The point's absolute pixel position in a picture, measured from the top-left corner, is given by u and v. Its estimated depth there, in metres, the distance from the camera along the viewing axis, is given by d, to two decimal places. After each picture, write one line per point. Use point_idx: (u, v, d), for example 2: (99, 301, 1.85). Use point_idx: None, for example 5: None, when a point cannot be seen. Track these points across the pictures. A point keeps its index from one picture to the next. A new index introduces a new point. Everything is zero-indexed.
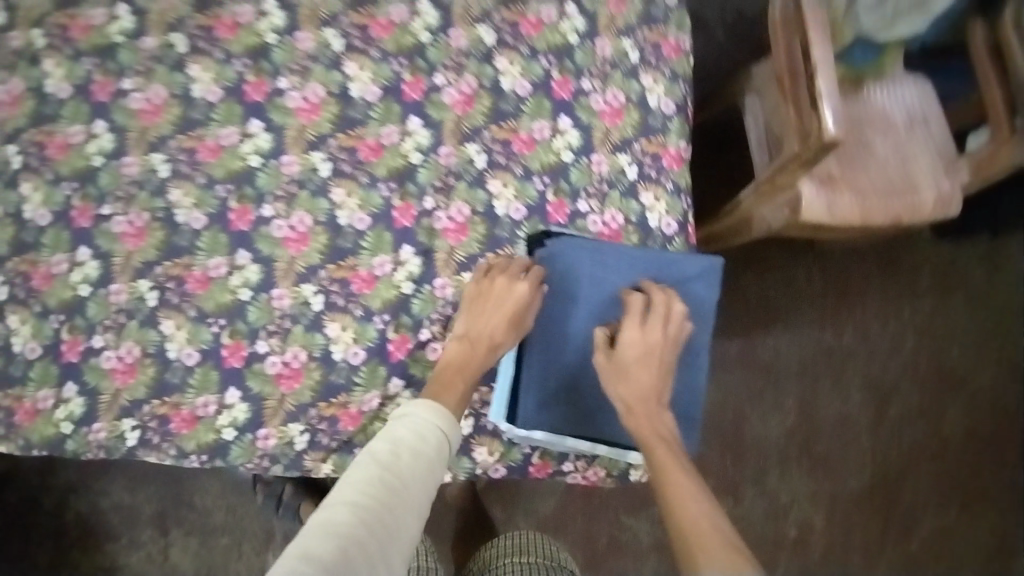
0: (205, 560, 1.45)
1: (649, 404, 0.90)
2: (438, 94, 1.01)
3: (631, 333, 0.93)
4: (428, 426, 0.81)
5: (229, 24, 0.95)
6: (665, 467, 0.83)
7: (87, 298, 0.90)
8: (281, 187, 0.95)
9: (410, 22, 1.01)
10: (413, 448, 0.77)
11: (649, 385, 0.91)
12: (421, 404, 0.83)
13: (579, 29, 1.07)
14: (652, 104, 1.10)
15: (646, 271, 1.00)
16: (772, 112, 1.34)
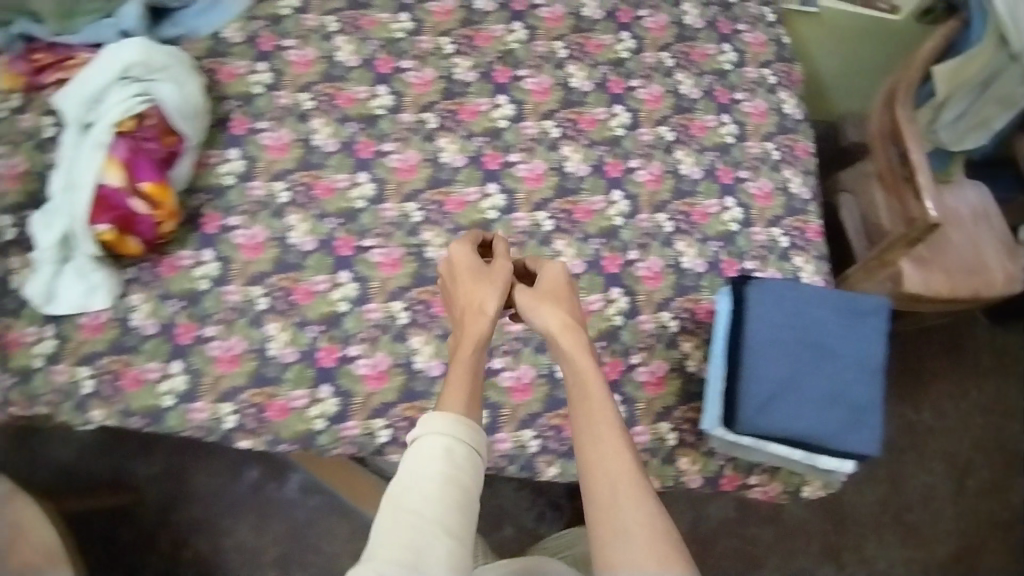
0: (188, 523, 1.52)
1: (567, 342, 0.86)
2: (385, 158, 1.15)
3: (529, 295, 0.92)
4: (431, 444, 0.70)
5: (232, 73, 1.18)
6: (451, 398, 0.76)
7: (45, 232, 1.04)
8: (246, 203, 1.10)
9: (369, 99, 1.18)
10: (417, 471, 0.69)
11: (561, 332, 0.87)
12: (435, 411, 0.74)
13: (624, 123, 1.26)
14: (684, 173, 1.25)
15: (830, 307, 1.10)
16: (872, 209, 1.59)
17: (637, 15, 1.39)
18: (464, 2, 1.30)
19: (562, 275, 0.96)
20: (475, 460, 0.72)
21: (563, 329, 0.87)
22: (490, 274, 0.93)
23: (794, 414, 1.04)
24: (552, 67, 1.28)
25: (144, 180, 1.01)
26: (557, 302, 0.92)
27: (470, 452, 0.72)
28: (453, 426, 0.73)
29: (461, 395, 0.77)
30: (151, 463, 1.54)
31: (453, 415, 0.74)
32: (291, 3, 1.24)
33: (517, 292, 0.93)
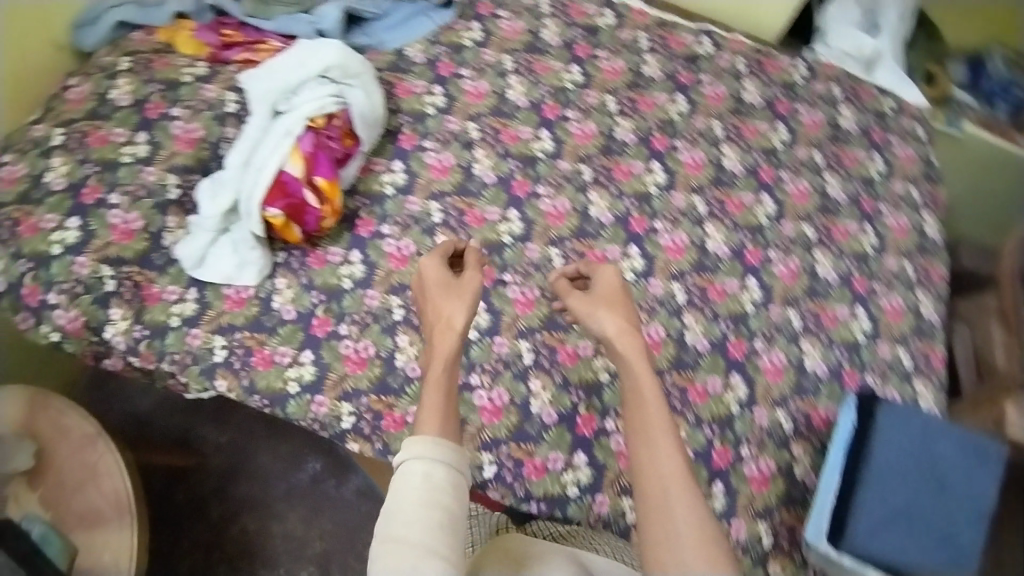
0: (244, 499, 1.47)
1: (627, 350, 0.87)
2: (537, 201, 1.18)
3: (586, 304, 0.93)
4: (409, 473, 0.78)
5: (407, 90, 1.22)
6: (426, 425, 0.82)
7: (212, 199, 1.08)
8: (401, 216, 1.14)
9: (531, 141, 1.22)
10: (400, 502, 0.76)
11: (617, 335, 0.88)
12: (410, 442, 0.81)
13: (769, 214, 1.25)
14: (821, 274, 1.23)
15: (947, 447, 1.04)
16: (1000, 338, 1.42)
17: (795, 107, 1.35)
18: (632, 65, 1.30)
19: (614, 279, 0.98)
20: (453, 474, 0.80)
21: (621, 338, 0.88)
22: (456, 288, 0.95)
23: (896, 543, 1.00)
24: (707, 145, 1.27)
25: (321, 175, 1.05)
26: (608, 309, 0.92)
27: (443, 471, 0.79)
28: (430, 453, 0.80)
29: (434, 421, 0.83)
30: (222, 433, 1.52)
31: (429, 443, 0.81)
32: (474, 35, 1.28)
33: (573, 300, 0.94)
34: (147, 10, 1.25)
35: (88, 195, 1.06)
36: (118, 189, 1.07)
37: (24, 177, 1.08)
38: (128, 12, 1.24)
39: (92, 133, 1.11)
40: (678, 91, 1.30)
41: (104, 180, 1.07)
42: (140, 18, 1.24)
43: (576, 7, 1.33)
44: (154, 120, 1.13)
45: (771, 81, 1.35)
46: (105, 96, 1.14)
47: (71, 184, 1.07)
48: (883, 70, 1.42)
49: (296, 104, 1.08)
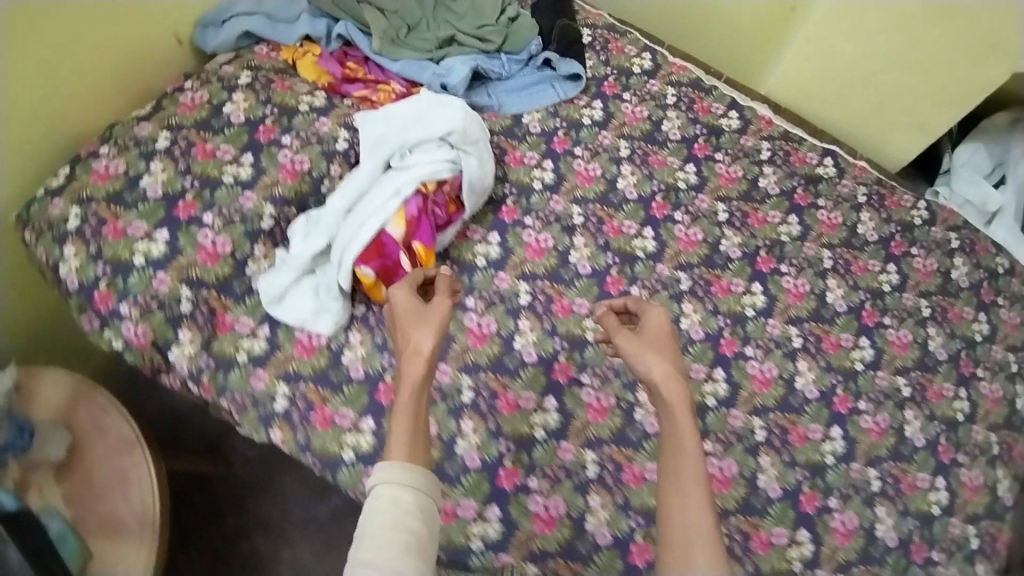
0: (261, 517, 1.40)
1: (671, 397, 0.84)
2: None
3: (635, 345, 0.90)
4: (380, 494, 0.71)
5: (517, 159, 1.19)
6: (395, 443, 0.76)
7: (299, 232, 1.05)
8: (488, 291, 1.10)
9: (634, 237, 1.17)
10: (370, 525, 0.69)
11: (663, 382, 0.85)
12: (381, 466, 0.74)
13: (865, 359, 1.17)
14: (908, 435, 1.14)
15: None
16: None
17: (911, 250, 1.27)
18: (750, 175, 1.25)
19: (664, 324, 0.95)
20: (424, 500, 0.73)
21: (666, 382, 0.85)
22: (429, 311, 0.88)
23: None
24: (813, 274, 1.20)
25: (419, 241, 1.01)
26: (652, 355, 0.88)
27: (417, 494, 0.73)
28: (403, 474, 0.73)
29: (404, 436, 0.76)
30: (253, 446, 1.46)
31: (397, 465, 0.73)
32: (594, 114, 1.25)
33: (622, 340, 0.91)
34: (276, 25, 1.23)
35: (183, 209, 1.04)
36: (213, 210, 1.04)
37: (120, 176, 1.04)
38: (255, 24, 1.22)
39: (199, 145, 1.08)
40: (792, 212, 1.24)
41: (201, 197, 1.05)
42: (266, 32, 1.22)
43: (702, 103, 1.29)
44: (263, 143, 1.10)
45: (890, 218, 1.28)
46: (218, 108, 1.11)
47: (167, 194, 1.04)
48: (1006, 225, 1.31)
49: (408, 164, 1.03)
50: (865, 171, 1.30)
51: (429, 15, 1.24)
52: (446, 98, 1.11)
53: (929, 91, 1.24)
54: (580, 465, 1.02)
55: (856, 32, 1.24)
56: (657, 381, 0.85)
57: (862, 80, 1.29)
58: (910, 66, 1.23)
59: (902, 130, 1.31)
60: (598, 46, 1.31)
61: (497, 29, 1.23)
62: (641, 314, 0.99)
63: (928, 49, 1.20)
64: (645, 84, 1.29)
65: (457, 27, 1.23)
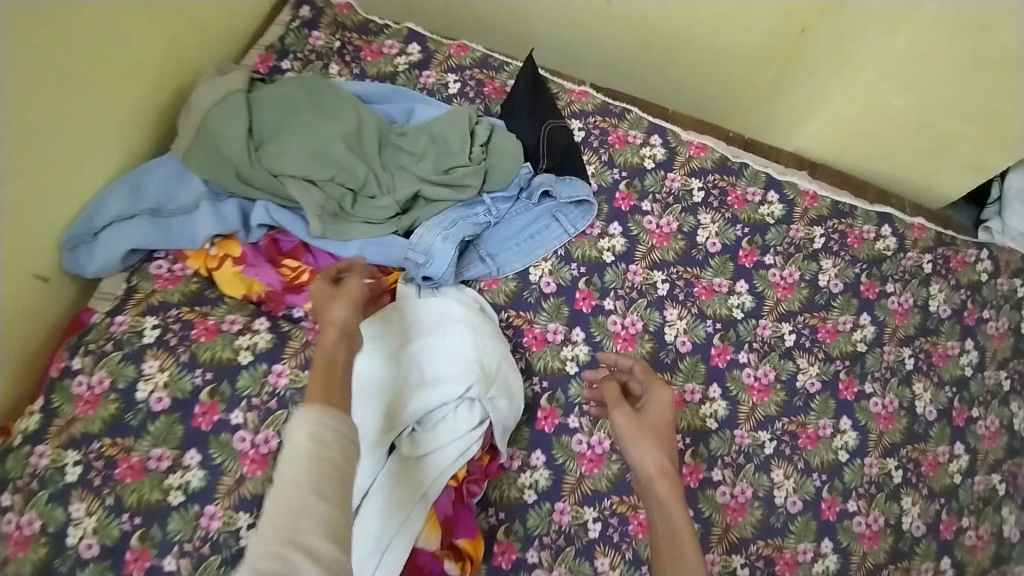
0: None
1: (663, 493, 0.71)
2: (712, 490, 0.92)
3: (630, 424, 0.76)
4: (299, 436, 0.54)
5: (540, 338, 0.93)
6: (313, 391, 0.59)
7: None
8: (549, 533, 0.86)
9: (701, 405, 0.95)
10: (284, 481, 0.52)
11: (653, 477, 0.72)
12: (297, 412, 0.56)
13: (963, 468, 1.01)
14: (1006, 535, 1.01)
15: None
16: None
17: (983, 315, 1.09)
18: (809, 274, 1.03)
19: (667, 409, 0.79)
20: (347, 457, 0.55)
21: (655, 470, 0.73)
22: (347, 288, 0.72)
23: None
24: (898, 383, 1.02)
25: (461, 535, 0.75)
26: (648, 443, 0.74)
27: (344, 444, 0.55)
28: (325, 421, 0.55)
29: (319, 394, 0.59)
30: None
31: (309, 408, 0.56)
32: (615, 244, 0.99)
33: (618, 417, 0.77)
34: (169, 224, 0.87)
35: (134, 563, 0.74)
36: (173, 551, 0.75)
37: (37, 542, 0.73)
38: (141, 234, 0.85)
39: (124, 460, 0.77)
40: (863, 310, 1.04)
41: (152, 536, 0.75)
42: (159, 241, 0.86)
43: (736, 192, 1.05)
44: (208, 432, 0.80)
45: (959, 283, 1.09)
46: (131, 394, 0.79)
47: (105, 548, 0.74)
48: None
49: (426, 443, 0.76)
50: (924, 228, 1.10)
51: (374, 162, 0.91)
52: (441, 307, 0.84)
53: (981, 138, 1.03)
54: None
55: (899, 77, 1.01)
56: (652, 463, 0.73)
57: (907, 125, 1.06)
58: (959, 111, 1.02)
59: (953, 172, 1.10)
60: (595, 141, 1.03)
61: (473, 168, 0.92)
62: (646, 387, 0.83)
63: (990, 96, 0.98)
64: (663, 181, 1.03)
65: (415, 172, 0.92)
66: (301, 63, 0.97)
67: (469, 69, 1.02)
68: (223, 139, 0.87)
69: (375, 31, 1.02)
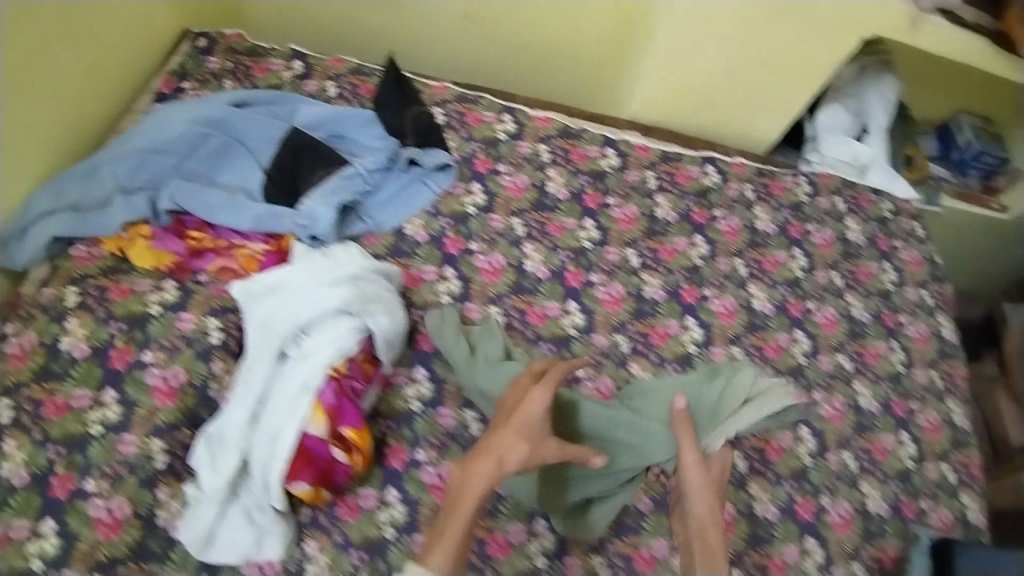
0: None
1: (711, 538, 0.82)
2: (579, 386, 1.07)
3: (697, 478, 0.85)
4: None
5: (415, 278, 1.09)
6: (437, 551, 0.76)
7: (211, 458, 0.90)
8: (435, 435, 1.01)
9: (561, 318, 1.11)
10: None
11: (706, 526, 0.83)
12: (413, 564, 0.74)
13: (805, 351, 1.21)
14: (864, 406, 1.22)
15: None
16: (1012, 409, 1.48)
17: (807, 228, 1.31)
18: (646, 210, 1.23)
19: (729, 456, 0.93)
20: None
21: (708, 517, 0.84)
22: (541, 445, 0.85)
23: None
24: (734, 287, 1.21)
25: (346, 424, 0.90)
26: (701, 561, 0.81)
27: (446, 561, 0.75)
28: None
29: (446, 551, 0.76)
30: None
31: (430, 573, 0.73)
32: (477, 200, 1.16)
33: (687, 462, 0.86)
34: (86, 216, 1.05)
35: (59, 487, 0.87)
36: (93, 473, 0.89)
37: None
38: (64, 227, 1.03)
39: (49, 401, 0.91)
40: (696, 234, 1.23)
41: (75, 463, 0.89)
42: (80, 232, 1.04)
43: (577, 151, 1.25)
44: (122, 370, 0.94)
45: (780, 205, 1.32)
46: (55, 348, 0.95)
47: (35, 476, 0.88)
48: (880, 170, 1.40)
49: (308, 349, 0.90)
50: (744, 165, 1.33)
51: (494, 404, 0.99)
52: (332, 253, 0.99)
53: (776, 79, 1.28)
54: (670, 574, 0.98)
55: (702, 44, 1.25)
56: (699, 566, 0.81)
57: (711, 80, 1.30)
58: (749, 62, 1.26)
59: (757, 116, 1.35)
60: (454, 123, 1.22)
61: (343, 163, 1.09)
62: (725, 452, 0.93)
63: (775, 45, 1.22)
64: (515, 149, 1.22)
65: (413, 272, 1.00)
66: (199, 83, 1.19)
67: (346, 76, 1.23)
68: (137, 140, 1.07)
69: (263, 53, 1.24)
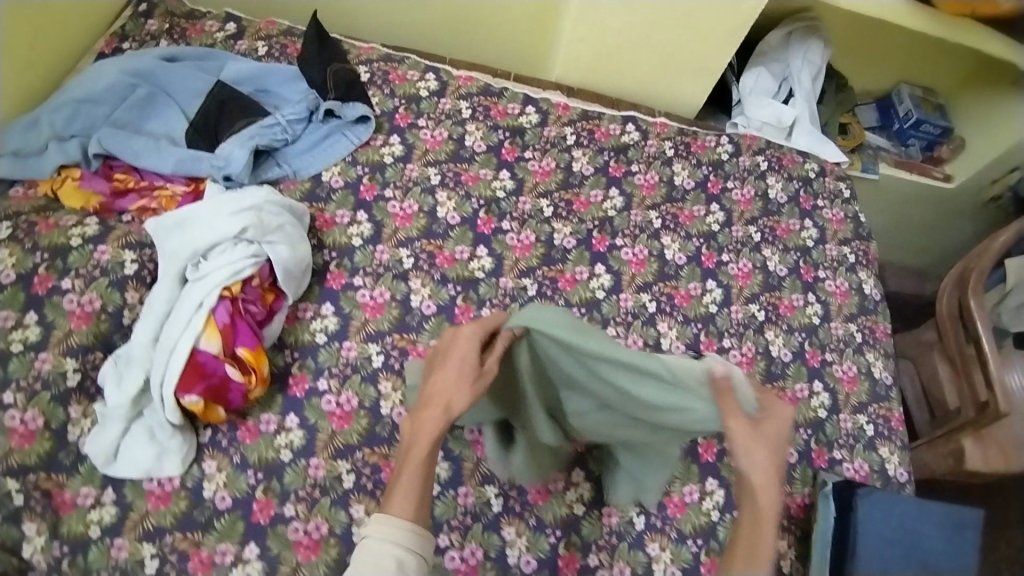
0: None
1: (762, 501, 0.77)
2: None
3: (746, 439, 0.77)
4: (381, 555, 0.72)
5: (328, 221, 1.14)
6: (400, 502, 0.77)
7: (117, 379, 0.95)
8: (337, 365, 1.05)
9: (469, 261, 1.15)
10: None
11: (759, 486, 0.77)
12: (378, 517, 0.76)
13: (717, 300, 1.23)
14: (776, 355, 1.22)
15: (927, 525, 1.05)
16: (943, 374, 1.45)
17: (727, 185, 1.34)
18: (563, 163, 1.28)
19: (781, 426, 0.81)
20: (421, 537, 0.76)
21: (764, 479, 0.77)
22: (478, 375, 0.80)
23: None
24: (647, 238, 1.25)
25: (241, 345, 0.94)
26: (750, 527, 0.78)
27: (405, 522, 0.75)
28: (401, 534, 0.74)
29: (409, 500, 0.77)
30: None
31: (401, 522, 0.75)
32: (395, 150, 1.22)
33: (734, 426, 0.77)
34: (25, 160, 1.08)
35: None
36: (11, 386, 0.92)
37: None
38: (3, 168, 1.06)
39: None
40: (611, 185, 1.28)
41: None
42: (18, 173, 1.07)
43: (498, 108, 1.30)
44: (43, 296, 0.97)
45: (699, 162, 1.35)
46: None
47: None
48: (804, 131, 1.44)
49: (205, 271, 0.97)
50: (667, 125, 1.37)
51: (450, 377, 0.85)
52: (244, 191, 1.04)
53: (694, 40, 1.31)
54: (563, 506, 1.03)
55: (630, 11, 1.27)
56: (742, 528, 0.78)
57: (630, 44, 1.33)
58: (666, 23, 1.29)
59: (681, 77, 1.39)
60: (378, 80, 1.29)
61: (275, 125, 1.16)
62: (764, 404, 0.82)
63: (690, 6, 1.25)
64: (436, 105, 1.28)
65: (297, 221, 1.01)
66: (137, 44, 1.26)
67: (276, 37, 1.30)
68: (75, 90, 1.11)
69: (200, 16, 1.32)
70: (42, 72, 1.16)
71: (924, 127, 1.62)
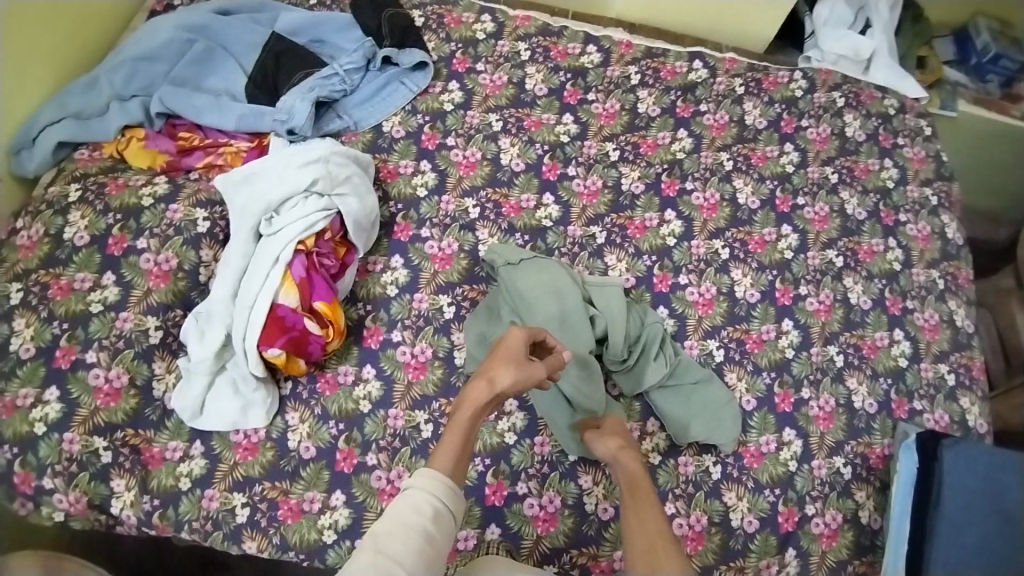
0: None
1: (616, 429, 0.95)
2: None
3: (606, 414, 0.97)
4: (423, 501, 0.69)
5: (393, 172, 1.13)
6: (442, 454, 0.75)
7: (200, 337, 0.95)
8: (410, 317, 1.04)
9: (536, 210, 1.13)
10: (406, 525, 0.67)
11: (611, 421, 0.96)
12: (422, 470, 0.73)
13: (792, 246, 1.17)
14: (854, 302, 1.15)
15: (1019, 472, 0.97)
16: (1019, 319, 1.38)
17: (801, 123, 1.27)
18: (628, 104, 1.23)
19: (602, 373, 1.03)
20: (459, 494, 0.73)
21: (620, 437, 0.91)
22: (529, 364, 0.81)
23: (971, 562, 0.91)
24: (718, 181, 1.19)
25: (319, 299, 0.96)
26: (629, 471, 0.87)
27: (438, 495, 0.71)
28: (440, 487, 0.72)
29: (450, 456, 0.75)
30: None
31: (442, 476, 0.72)
32: (455, 96, 1.19)
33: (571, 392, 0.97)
34: (89, 122, 1.07)
35: (63, 358, 0.91)
36: (94, 345, 0.92)
37: None
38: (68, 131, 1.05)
39: (57, 282, 0.94)
40: (679, 127, 1.23)
41: (77, 337, 0.92)
42: (83, 135, 1.06)
43: (558, 48, 1.25)
44: (119, 256, 0.97)
45: (772, 100, 1.27)
46: (61, 236, 0.97)
47: (41, 348, 0.91)
48: (884, 62, 1.35)
49: (279, 226, 0.97)
50: (736, 61, 1.30)
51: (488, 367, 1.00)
52: (306, 145, 1.03)
53: None
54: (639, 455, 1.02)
55: None
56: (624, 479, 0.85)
57: None
58: None
59: (749, 7, 1.31)
60: (434, 25, 1.25)
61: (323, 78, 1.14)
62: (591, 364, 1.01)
63: None
64: (494, 48, 1.24)
65: (361, 197, 1.02)
66: None
67: None
68: (132, 47, 1.10)
69: None
70: (97, 29, 1.16)
71: (1001, 62, 1.52)
